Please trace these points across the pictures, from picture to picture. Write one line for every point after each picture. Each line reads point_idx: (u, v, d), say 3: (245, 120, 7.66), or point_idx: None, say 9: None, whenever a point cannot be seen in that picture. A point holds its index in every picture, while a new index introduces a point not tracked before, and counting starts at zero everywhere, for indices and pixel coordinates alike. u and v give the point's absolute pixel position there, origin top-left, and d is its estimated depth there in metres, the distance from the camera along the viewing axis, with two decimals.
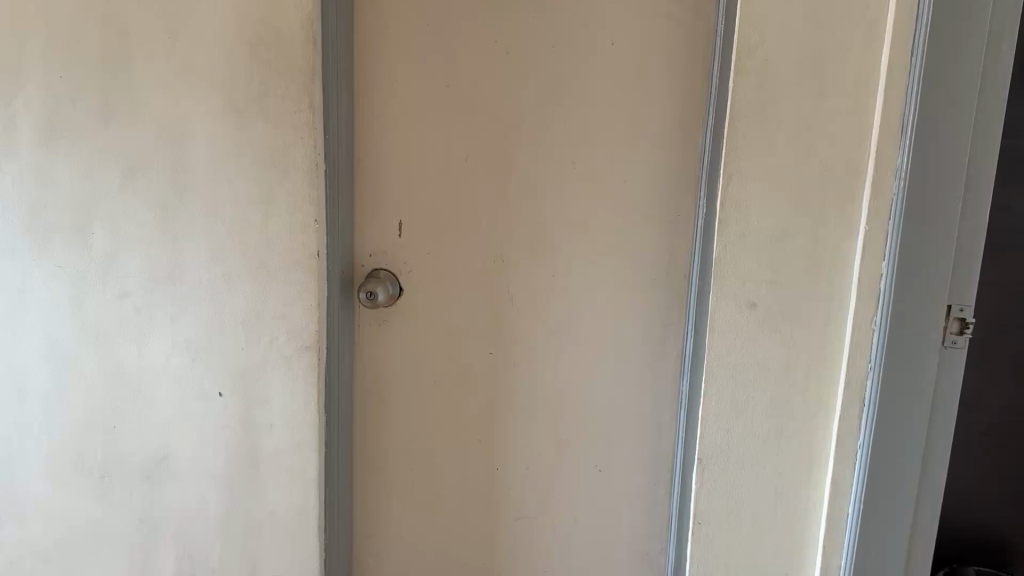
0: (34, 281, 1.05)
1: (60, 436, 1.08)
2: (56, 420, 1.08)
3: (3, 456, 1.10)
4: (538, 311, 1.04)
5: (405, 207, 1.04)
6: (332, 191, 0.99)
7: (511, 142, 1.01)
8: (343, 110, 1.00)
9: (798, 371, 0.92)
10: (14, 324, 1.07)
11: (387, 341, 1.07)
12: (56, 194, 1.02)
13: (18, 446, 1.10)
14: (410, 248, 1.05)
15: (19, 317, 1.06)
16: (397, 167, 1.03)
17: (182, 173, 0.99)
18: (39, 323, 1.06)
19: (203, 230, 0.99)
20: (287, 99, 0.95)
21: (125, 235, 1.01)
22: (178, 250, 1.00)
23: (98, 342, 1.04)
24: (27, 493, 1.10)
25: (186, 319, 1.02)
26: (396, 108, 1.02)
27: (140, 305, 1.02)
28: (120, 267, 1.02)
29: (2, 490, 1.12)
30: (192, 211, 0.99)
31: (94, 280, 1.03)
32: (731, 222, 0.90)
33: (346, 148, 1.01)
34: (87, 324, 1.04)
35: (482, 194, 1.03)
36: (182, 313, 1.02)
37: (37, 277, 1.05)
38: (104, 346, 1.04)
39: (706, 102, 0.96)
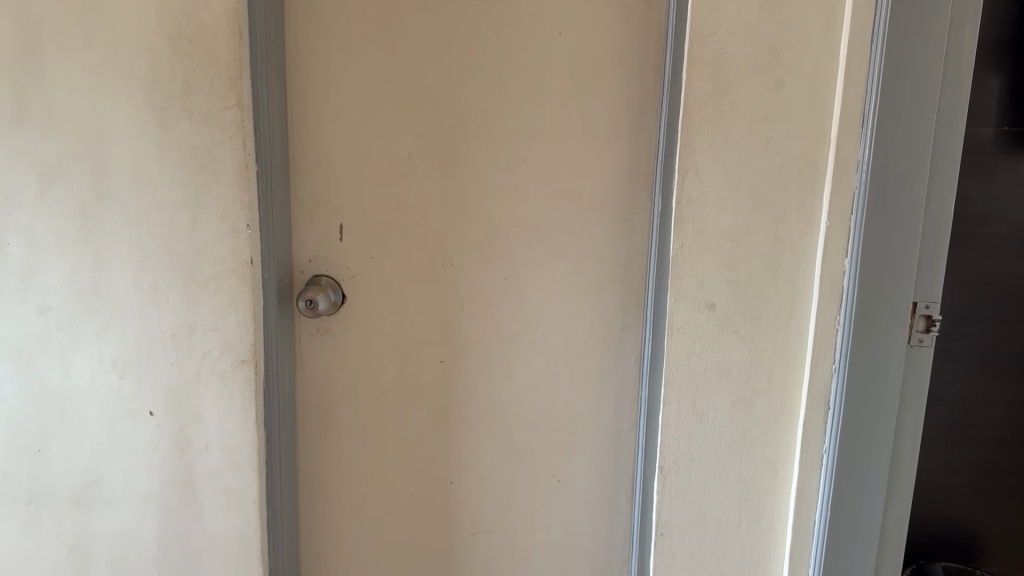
0: None
1: None
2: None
3: None
4: (489, 316, 0.99)
5: (345, 210, 0.97)
6: (266, 194, 0.93)
7: (456, 138, 0.95)
8: (276, 107, 0.93)
9: (761, 375, 0.87)
10: None
11: (331, 351, 1.01)
12: None
13: None
14: (352, 253, 0.99)
15: None
16: (335, 167, 0.96)
17: (102, 177, 0.92)
18: None
19: (126, 239, 0.93)
20: (212, 97, 0.88)
21: (43, 247, 0.95)
22: (99, 262, 0.94)
23: (20, 359, 0.99)
24: None
25: (112, 334, 0.96)
26: (333, 103, 0.95)
27: (63, 320, 0.97)
28: (39, 281, 0.96)
29: None
30: (114, 219, 0.93)
31: (11, 296, 0.97)
32: (688, 220, 0.85)
33: (280, 148, 0.94)
34: (7, 341, 0.99)
35: (427, 194, 0.97)
36: (107, 329, 0.96)
37: None
38: (27, 363, 0.99)
39: (661, 93, 0.91)
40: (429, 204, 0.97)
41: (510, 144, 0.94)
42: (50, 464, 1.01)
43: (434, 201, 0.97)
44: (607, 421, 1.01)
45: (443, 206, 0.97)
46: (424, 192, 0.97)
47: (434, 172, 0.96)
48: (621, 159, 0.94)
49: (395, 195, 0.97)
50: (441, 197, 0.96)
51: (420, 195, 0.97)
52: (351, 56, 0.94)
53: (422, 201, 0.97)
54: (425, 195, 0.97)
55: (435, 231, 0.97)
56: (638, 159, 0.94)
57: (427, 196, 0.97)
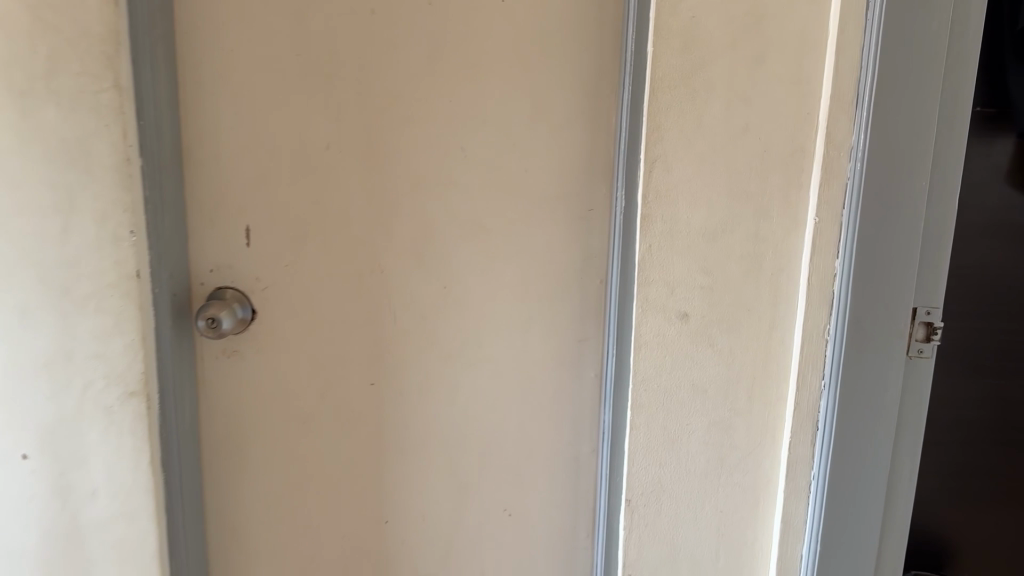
0: None
1: None
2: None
3: None
4: (426, 330, 0.86)
5: (253, 211, 0.82)
6: (153, 194, 0.78)
7: (383, 125, 0.81)
8: (163, 89, 0.77)
9: (740, 392, 0.76)
10: None
11: (241, 376, 0.86)
12: None
13: None
14: (262, 261, 0.84)
15: None
16: (238, 160, 0.81)
17: None
18: None
19: None
20: (82, 78, 0.72)
21: None
22: None
23: None
24: None
25: None
26: (234, 84, 0.79)
27: None
28: None
29: None
30: None
31: None
32: (656, 218, 0.73)
33: (170, 138, 0.78)
34: None
35: (350, 192, 0.82)
36: None
37: None
38: None
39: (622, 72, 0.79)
40: (352, 202, 0.83)
41: (445, 131, 0.81)
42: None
43: (359, 199, 0.83)
44: (564, 446, 0.90)
45: (369, 204, 0.83)
46: (347, 188, 0.82)
47: (357, 165, 0.82)
48: (575, 146, 0.82)
49: (311, 193, 0.82)
50: (366, 194, 0.83)
51: (342, 192, 0.82)
52: (254, 27, 0.78)
53: (345, 199, 0.83)
54: (348, 193, 0.82)
55: (360, 233, 0.84)
56: (594, 147, 0.82)
57: (350, 193, 0.82)
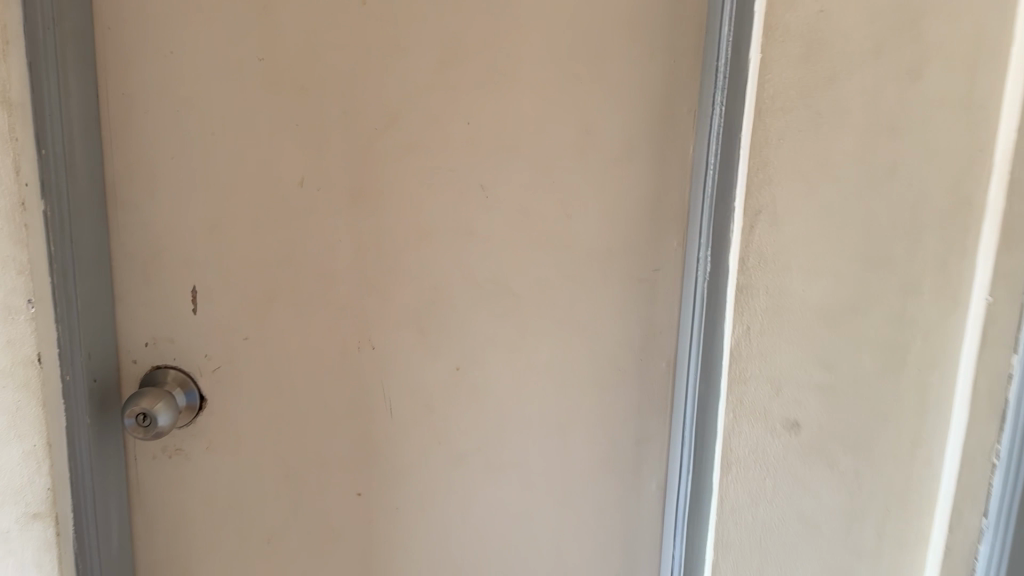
0: None
1: None
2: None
3: None
4: (430, 428, 0.64)
5: (202, 267, 0.62)
6: (64, 250, 0.57)
7: (372, 154, 0.59)
8: (74, 105, 0.56)
9: (866, 526, 0.56)
10: None
11: (187, 480, 0.65)
12: None
13: None
14: (215, 333, 0.63)
15: None
16: (180, 199, 0.60)
17: None
18: None
19: None
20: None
21: None
22: None
23: None
24: None
25: None
26: (173, 98, 0.59)
27: None
28: None
29: None
30: None
31: None
32: (759, 290, 0.51)
33: (88, 171, 0.58)
34: None
35: (327, 244, 0.60)
36: None
37: None
38: None
39: (704, 71, 0.56)
40: (331, 259, 0.61)
41: (456, 163, 0.59)
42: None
43: (340, 254, 0.61)
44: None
45: (353, 261, 0.61)
46: (323, 239, 0.60)
47: (337, 209, 0.60)
48: (631, 186, 0.59)
49: (277, 244, 0.61)
50: (347, 247, 0.60)
51: (317, 245, 0.61)
52: (199, 20, 0.57)
53: (322, 254, 0.61)
54: (326, 246, 0.61)
55: (341, 300, 0.62)
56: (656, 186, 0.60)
57: (328, 247, 0.61)
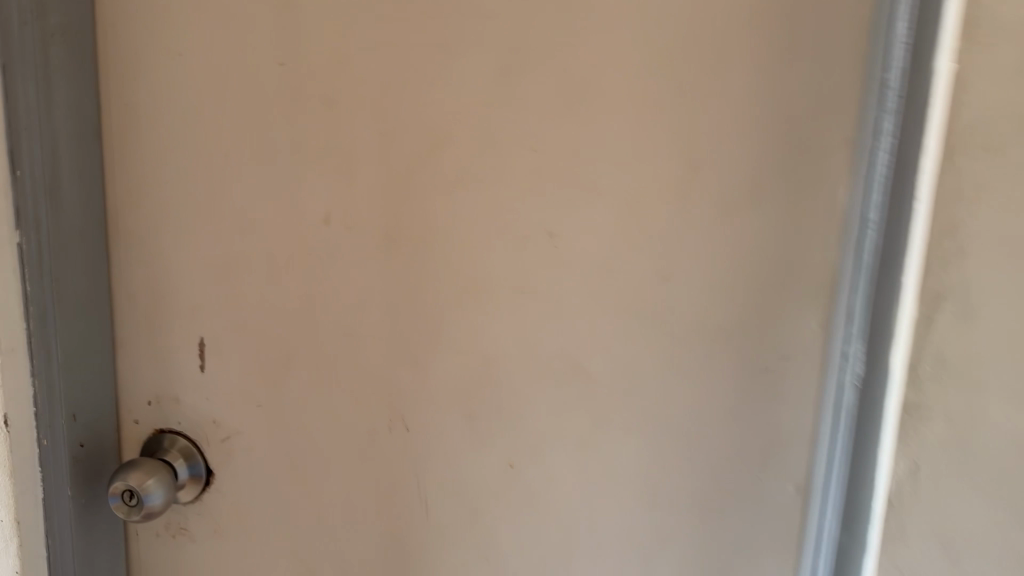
0: None
1: None
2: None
3: None
4: (473, 535, 0.50)
5: (211, 316, 0.51)
6: (43, 292, 0.47)
7: (413, 189, 0.46)
8: (62, 117, 0.46)
9: None
10: None
11: (191, 564, 0.55)
12: None
13: None
14: (224, 397, 0.52)
15: None
16: (190, 234, 0.50)
17: None
18: None
19: None
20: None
21: None
22: None
23: None
24: None
25: None
26: (183, 112, 0.48)
27: None
28: None
29: None
30: None
31: None
32: (938, 412, 0.27)
33: (80, 197, 0.48)
34: None
35: (357, 298, 0.48)
36: None
37: None
38: None
39: (868, 88, 0.39)
40: (359, 317, 0.49)
41: (519, 206, 0.45)
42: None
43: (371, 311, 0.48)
44: None
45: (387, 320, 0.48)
46: (351, 292, 0.48)
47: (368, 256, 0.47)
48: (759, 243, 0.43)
49: (298, 295, 0.49)
50: (379, 304, 0.48)
51: (344, 299, 0.48)
52: (213, 16, 0.46)
53: (350, 310, 0.49)
54: (355, 301, 0.48)
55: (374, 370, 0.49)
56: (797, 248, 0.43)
57: (359, 302, 0.48)
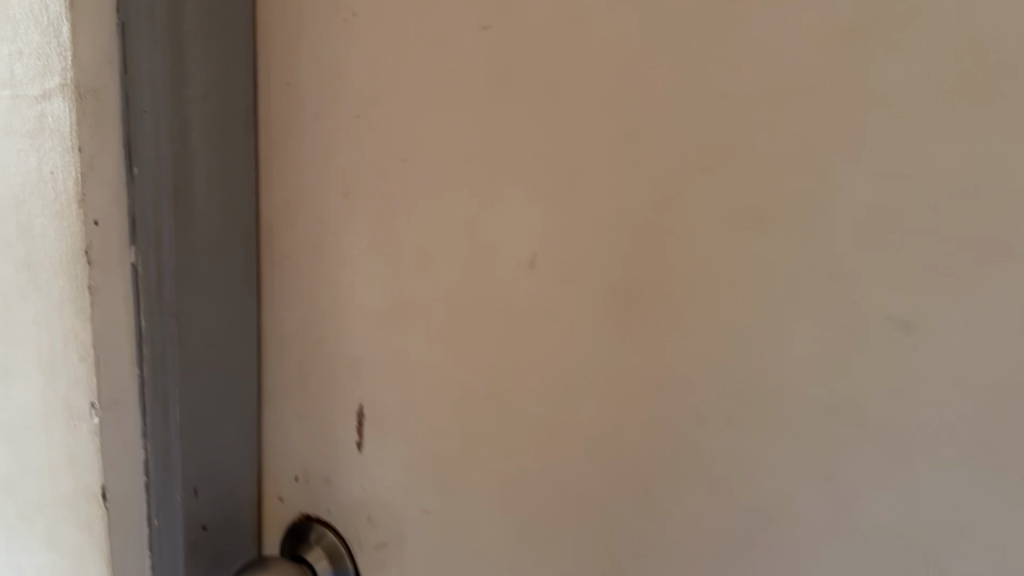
0: None
1: None
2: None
3: None
4: None
5: (374, 383, 0.37)
6: (162, 330, 0.35)
7: (656, 221, 0.27)
8: (198, 96, 0.34)
9: None
10: None
11: None
12: None
13: None
14: (382, 490, 0.38)
15: None
16: (353, 268, 0.36)
17: None
18: None
19: None
20: (15, 63, 0.32)
21: None
22: None
23: None
24: None
25: None
26: (353, 98, 0.34)
27: None
28: None
29: None
30: None
31: None
32: None
33: (220, 207, 0.36)
34: None
35: (565, 387, 0.31)
36: None
37: None
38: None
39: None
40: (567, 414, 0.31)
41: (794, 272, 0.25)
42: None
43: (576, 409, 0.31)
44: None
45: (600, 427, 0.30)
46: (559, 376, 0.31)
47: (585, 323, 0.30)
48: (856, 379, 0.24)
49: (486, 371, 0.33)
50: (591, 399, 0.30)
51: (547, 383, 0.31)
52: None
53: (555, 403, 0.31)
54: (563, 391, 0.31)
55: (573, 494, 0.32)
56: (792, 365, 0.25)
57: (568, 395, 0.31)
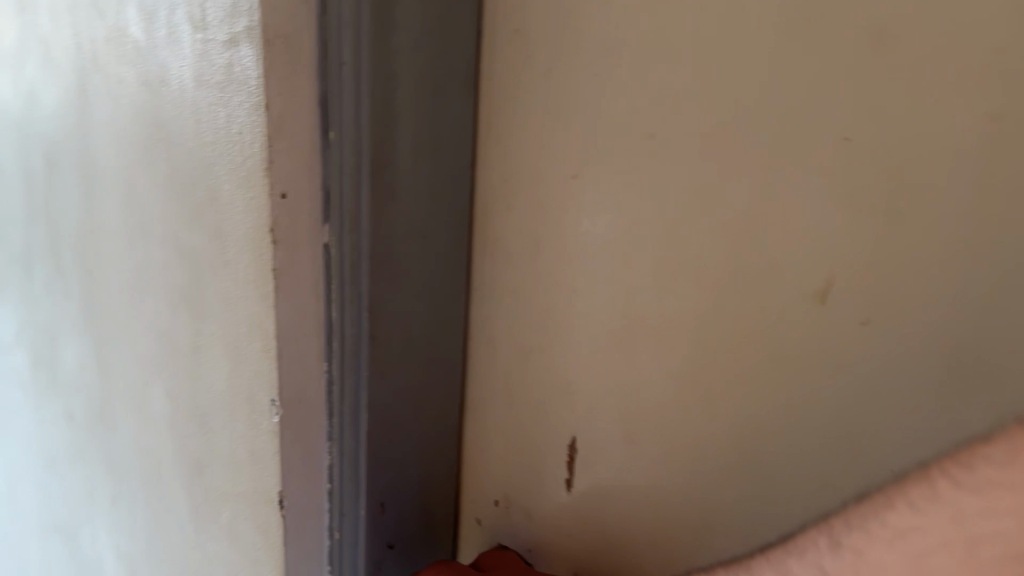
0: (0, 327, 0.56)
1: None
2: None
3: None
4: None
5: (591, 414, 0.29)
6: (352, 326, 0.29)
7: None
8: (408, 46, 0.27)
9: None
10: None
11: None
12: None
13: None
14: (592, 542, 0.31)
15: None
16: (578, 272, 0.28)
17: (92, 174, 0.38)
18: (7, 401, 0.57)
19: (127, 314, 0.39)
20: (208, 3, 0.28)
21: (58, 271, 0.45)
22: (103, 347, 0.42)
23: (50, 472, 0.53)
24: None
25: (124, 503, 0.44)
26: (599, 56, 0.26)
27: (79, 425, 0.47)
28: (60, 354, 0.48)
29: None
30: (112, 256, 0.39)
31: (40, 352, 0.50)
32: None
33: (430, 182, 0.29)
34: (43, 431, 0.53)
35: (868, 457, 0.23)
36: (119, 483, 0.44)
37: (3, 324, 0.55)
38: (55, 481, 0.53)
39: None
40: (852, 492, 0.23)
41: None
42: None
43: (872, 480, 0.23)
44: None
45: (824, 489, 0.24)
46: (859, 438, 0.23)
47: (903, 386, 0.22)
48: None
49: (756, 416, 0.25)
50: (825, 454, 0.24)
51: (837, 444, 0.23)
52: None
53: (848, 475, 0.23)
54: (862, 463, 0.23)
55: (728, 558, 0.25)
56: None
57: (878, 475, 0.23)
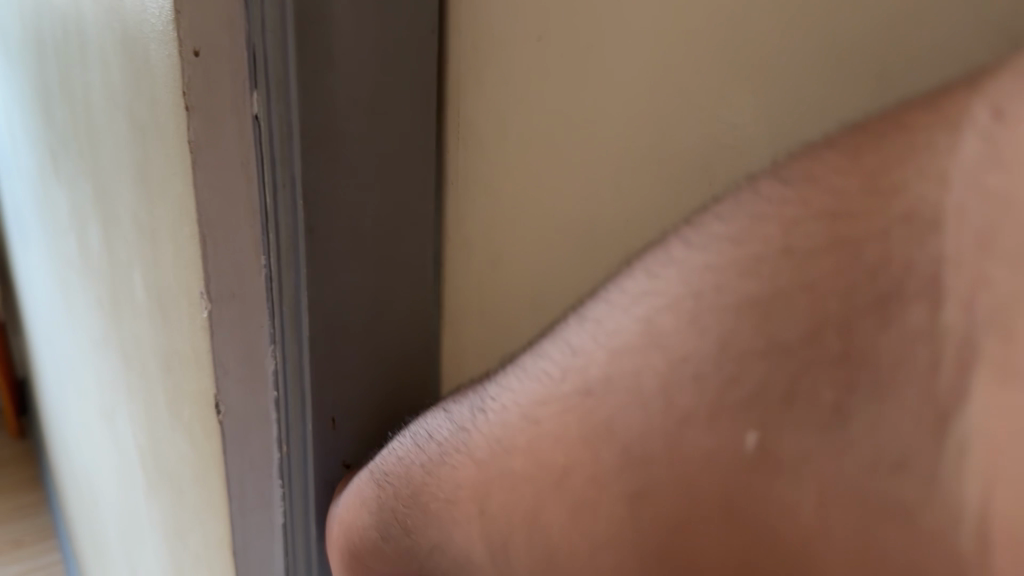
0: (59, 203, 0.56)
1: (98, 458, 0.64)
2: (79, 383, 0.66)
3: (81, 440, 0.73)
4: None
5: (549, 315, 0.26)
6: (287, 213, 0.25)
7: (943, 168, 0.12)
8: None
9: None
10: (62, 266, 0.61)
11: None
12: (45, 52, 0.48)
13: (84, 436, 0.70)
14: None
15: (62, 256, 0.60)
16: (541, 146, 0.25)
17: (84, 39, 0.36)
18: (70, 276, 0.58)
19: (113, 189, 0.37)
20: None
21: (80, 145, 0.43)
22: (106, 224, 0.40)
23: (96, 347, 0.54)
24: (93, 494, 0.73)
25: (130, 385, 0.43)
26: None
27: (104, 303, 0.47)
28: (89, 229, 0.47)
29: (86, 477, 0.76)
30: (102, 129, 0.37)
31: (80, 229, 0.50)
32: None
33: (384, 50, 0.25)
34: (90, 308, 0.53)
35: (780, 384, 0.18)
36: (127, 364, 0.43)
37: (61, 200, 0.55)
38: (98, 356, 0.53)
39: None
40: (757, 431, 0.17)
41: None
42: (106, 460, 0.60)
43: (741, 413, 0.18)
44: None
45: None
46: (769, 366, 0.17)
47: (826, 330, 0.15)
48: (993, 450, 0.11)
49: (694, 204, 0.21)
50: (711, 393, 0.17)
51: None
52: None
53: None
54: None
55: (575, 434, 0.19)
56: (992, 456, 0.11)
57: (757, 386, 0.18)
